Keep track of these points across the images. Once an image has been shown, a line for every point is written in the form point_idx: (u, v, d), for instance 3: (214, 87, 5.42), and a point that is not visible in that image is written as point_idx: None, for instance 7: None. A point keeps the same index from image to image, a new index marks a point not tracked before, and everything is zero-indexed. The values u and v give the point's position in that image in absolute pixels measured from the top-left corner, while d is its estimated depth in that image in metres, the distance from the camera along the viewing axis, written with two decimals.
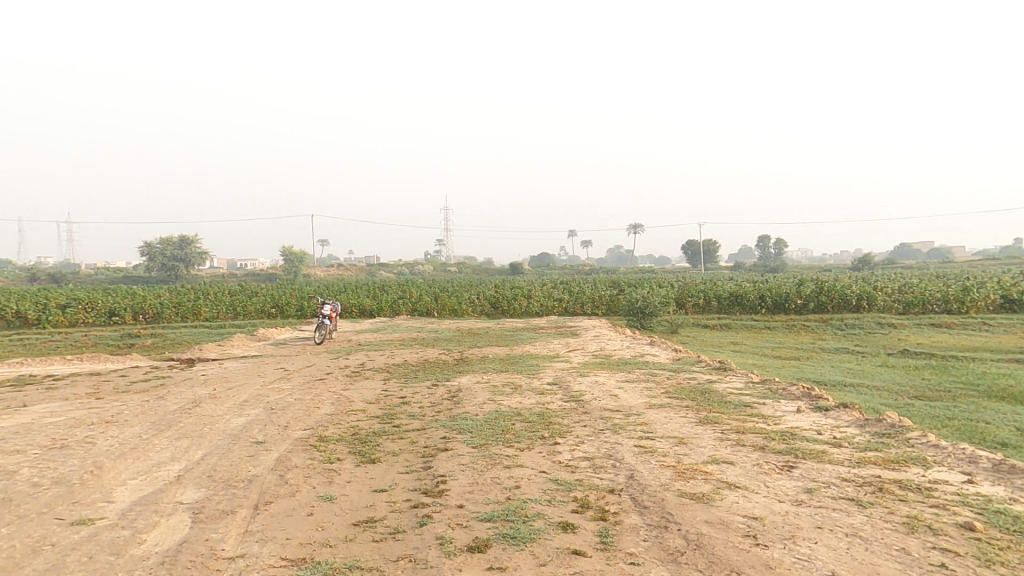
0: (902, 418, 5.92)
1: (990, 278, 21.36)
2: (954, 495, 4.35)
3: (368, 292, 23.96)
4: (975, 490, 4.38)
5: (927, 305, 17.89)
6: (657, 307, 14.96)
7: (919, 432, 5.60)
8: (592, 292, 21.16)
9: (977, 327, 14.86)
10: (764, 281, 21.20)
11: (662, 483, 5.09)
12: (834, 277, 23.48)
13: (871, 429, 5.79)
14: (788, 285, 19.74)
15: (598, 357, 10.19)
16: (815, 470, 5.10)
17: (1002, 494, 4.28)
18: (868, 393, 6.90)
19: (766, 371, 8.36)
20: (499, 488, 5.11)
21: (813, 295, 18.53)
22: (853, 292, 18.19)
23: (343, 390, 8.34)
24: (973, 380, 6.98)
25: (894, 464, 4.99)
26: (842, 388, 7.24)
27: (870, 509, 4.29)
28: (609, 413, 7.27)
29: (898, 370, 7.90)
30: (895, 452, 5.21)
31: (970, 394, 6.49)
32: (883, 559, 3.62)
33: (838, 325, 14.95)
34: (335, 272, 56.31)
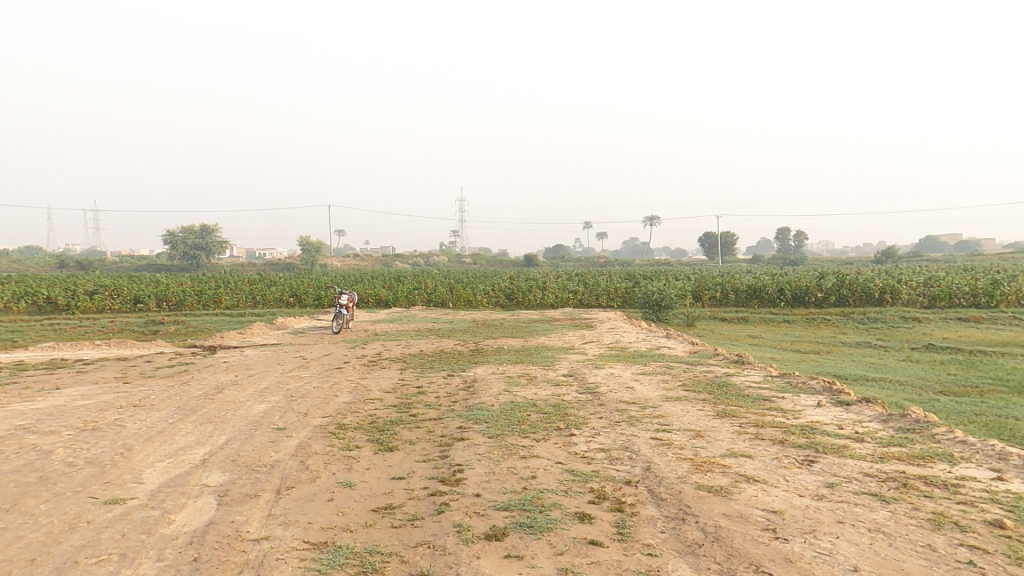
0: (927, 414, 5.82)
1: (1020, 271, 20.90)
2: (982, 492, 4.26)
3: (384, 282, 24.08)
4: (1005, 487, 4.28)
5: (953, 299, 17.52)
6: (673, 300, 14.86)
7: (945, 427, 5.49)
8: (608, 285, 21.03)
9: (1007, 321, 14.49)
10: (783, 274, 20.92)
11: (680, 475, 5.07)
12: (859, 270, 23.07)
13: (895, 424, 5.70)
14: (809, 278, 19.43)
15: (614, 349, 10.14)
16: (836, 465, 5.03)
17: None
18: (891, 388, 6.80)
19: (785, 365, 8.26)
20: (515, 478, 5.13)
21: (834, 288, 18.22)
22: (876, 286, 17.88)
23: (360, 378, 8.42)
24: (1002, 376, 6.81)
25: (918, 460, 4.90)
26: (864, 382, 7.14)
27: (893, 505, 4.23)
28: (625, 405, 7.25)
29: (923, 364, 7.76)
30: (920, 448, 5.12)
31: (999, 390, 6.35)
32: (907, 554, 3.57)
33: (860, 319, 14.75)
34: (350, 262, 56.58)
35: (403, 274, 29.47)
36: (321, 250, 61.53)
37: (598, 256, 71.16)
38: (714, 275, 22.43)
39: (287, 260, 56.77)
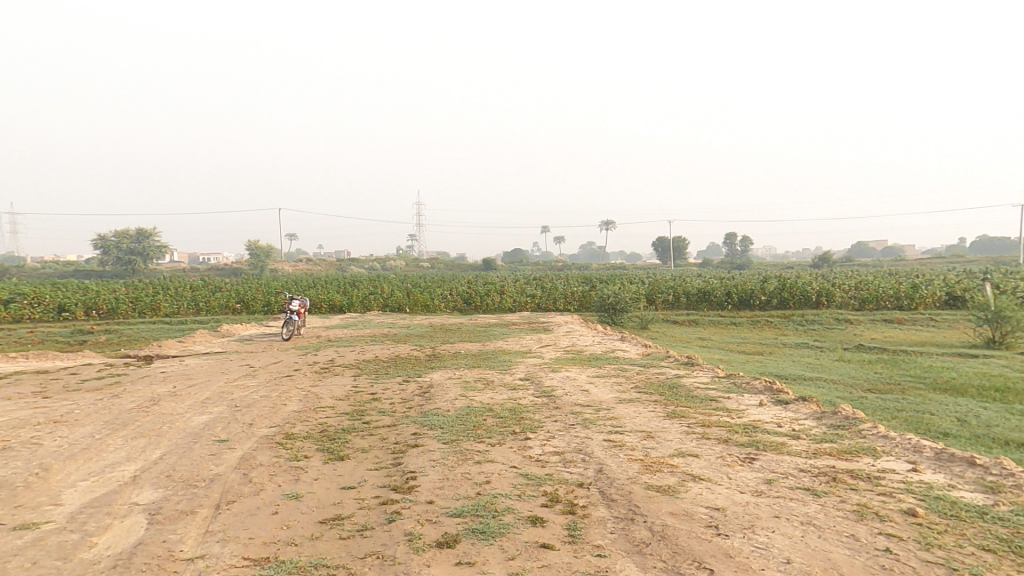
0: (856, 411, 6.16)
1: (940, 275, 22.45)
2: (899, 483, 4.52)
3: (338, 287, 23.59)
4: (919, 477, 4.53)
5: (880, 301, 18.65)
6: (628, 303, 15.19)
7: (871, 423, 5.82)
8: (564, 289, 21.30)
9: (926, 322, 15.55)
10: (730, 278, 21.73)
11: (630, 476, 5.18)
12: (796, 274, 24.27)
13: (828, 421, 6.01)
14: (753, 281, 20.26)
15: (570, 353, 10.29)
16: (774, 461, 5.27)
17: (939, 479, 4.43)
18: (826, 386, 7.17)
19: (731, 366, 8.58)
20: (469, 483, 5.13)
21: (776, 292, 19.06)
22: (813, 289, 18.81)
23: (311, 386, 8.21)
24: (921, 373, 7.31)
25: (847, 455, 5.18)
26: (802, 381, 7.49)
27: (824, 498, 4.46)
28: (579, 408, 7.36)
29: (854, 364, 8.23)
30: (848, 443, 5.43)
31: (918, 386, 6.81)
32: (833, 545, 3.77)
33: (800, 321, 15.49)
34: (304, 267, 55.01)
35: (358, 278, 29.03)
36: (271, 255, 59.73)
37: (554, 260, 72.21)
38: (666, 278, 23.07)
39: (236, 265, 54.73)
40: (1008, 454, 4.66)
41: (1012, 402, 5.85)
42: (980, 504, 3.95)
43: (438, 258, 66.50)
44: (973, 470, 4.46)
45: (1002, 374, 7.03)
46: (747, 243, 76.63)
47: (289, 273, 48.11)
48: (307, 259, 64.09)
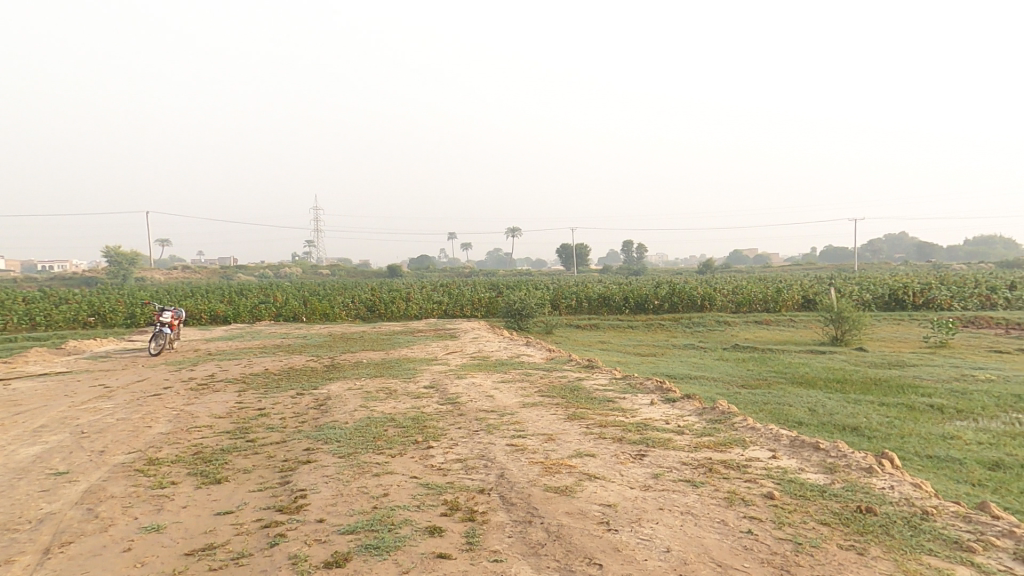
0: (731, 406, 6.71)
1: (800, 280, 25.35)
2: (762, 470, 4.87)
3: (222, 296, 21.80)
4: (777, 463, 4.93)
5: (751, 305, 20.65)
6: (533, 308, 15.52)
7: (741, 416, 6.38)
8: (472, 295, 21.34)
9: (787, 322, 17.47)
10: (628, 283, 23.03)
11: (530, 479, 5.15)
12: (683, 280, 26.26)
13: (707, 416, 6.49)
14: (647, 286, 21.63)
15: (476, 359, 10.24)
16: (661, 456, 5.56)
17: (792, 465, 4.83)
18: (707, 384, 7.76)
19: (627, 368, 9.01)
20: (365, 498, 4.85)
21: (666, 296, 20.49)
22: (698, 293, 20.43)
23: (185, 405, 7.42)
24: (783, 369, 8.18)
25: (721, 447, 5.59)
26: (687, 380, 8.06)
27: (701, 488, 4.65)
28: (484, 413, 7.33)
29: (731, 362, 9.02)
30: (723, 436, 5.88)
31: (781, 380, 7.60)
32: (707, 531, 3.79)
33: (687, 323, 16.76)
34: (177, 276, 49.78)
35: (241, 287, 26.83)
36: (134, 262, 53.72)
37: (463, 267, 72.19)
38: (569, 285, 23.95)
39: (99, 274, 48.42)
40: (842, 437, 5.27)
41: (850, 392, 6.69)
42: (821, 483, 4.29)
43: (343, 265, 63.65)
44: (818, 453, 4.92)
45: (842, 367, 8.03)
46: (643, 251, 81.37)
47: (159, 283, 43.20)
48: (189, 266, 58.40)
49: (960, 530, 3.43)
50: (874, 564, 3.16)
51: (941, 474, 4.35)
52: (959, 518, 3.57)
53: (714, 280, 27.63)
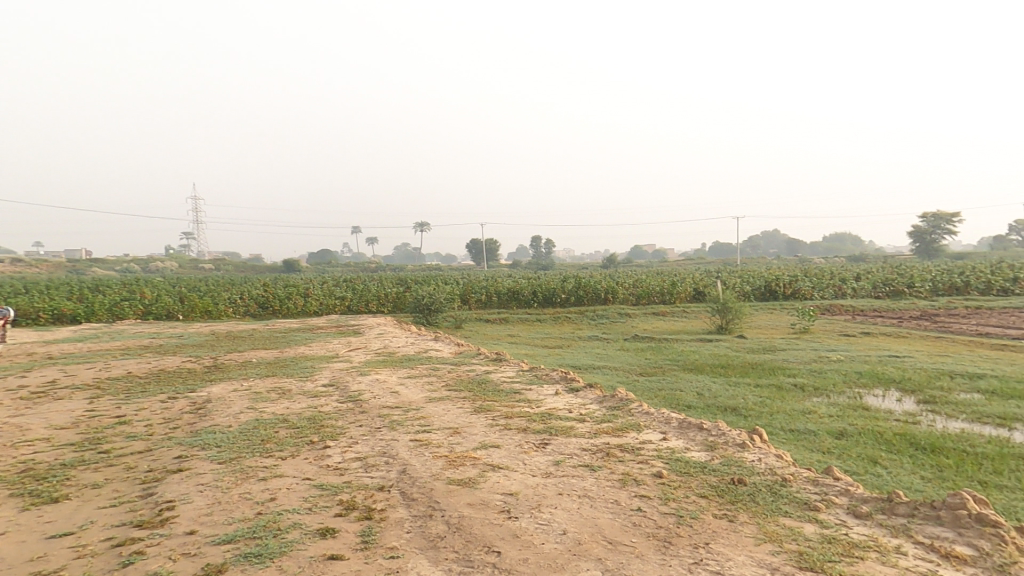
0: (629, 393, 7.00)
1: (692, 274, 27.44)
2: (653, 451, 5.08)
3: (74, 292, 19.14)
4: (666, 445, 5.17)
5: (649, 297, 21.92)
6: (441, 303, 15.31)
7: (638, 402, 6.67)
8: (377, 290, 20.63)
9: (681, 313, 18.80)
10: (537, 278, 23.54)
11: (433, 473, 4.95)
12: (589, 274, 27.37)
13: (607, 403, 6.70)
14: (555, 280, 22.24)
15: (381, 356, 9.80)
16: (563, 444, 5.62)
17: (677, 445, 5.10)
18: (609, 373, 8.05)
19: (534, 360, 9.11)
20: (247, 505, 4.37)
21: (573, 290, 21.20)
22: (602, 287, 21.34)
23: (16, 419, 6.32)
24: (677, 356, 8.72)
25: (618, 431, 5.78)
26: (591, 369, 8.29)
27: (598, 472, 4.73)
28: (387, 410, 7.00)
29: (630, 351, 9.45)
30: (620, 421, 6.08)
31: (674, 367, 8.09)
32: (600, 511, 3.83)
33: (592, 315, 17.45)
34: (19, 271, 42.73)
35: (97, 283, 23.47)
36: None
37: (370, 262, 69.56)
38: (480, 279, 24.01)
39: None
40: (721, 417, 5.67)
41: (730, 375, 7.26)
42: (702, 460, 4.55)
43: (234, 261, 58.48)
44: (700, 433, 5.25)
45: (725, 353, 8.73)
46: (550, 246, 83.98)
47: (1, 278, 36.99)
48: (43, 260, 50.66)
49: (811, 492, 3.79)
50: (742, 529, 3.37)
51: (800, 446, 4.82)
52: (809, 482, 3.95)
53: (616, 274, 29.09)
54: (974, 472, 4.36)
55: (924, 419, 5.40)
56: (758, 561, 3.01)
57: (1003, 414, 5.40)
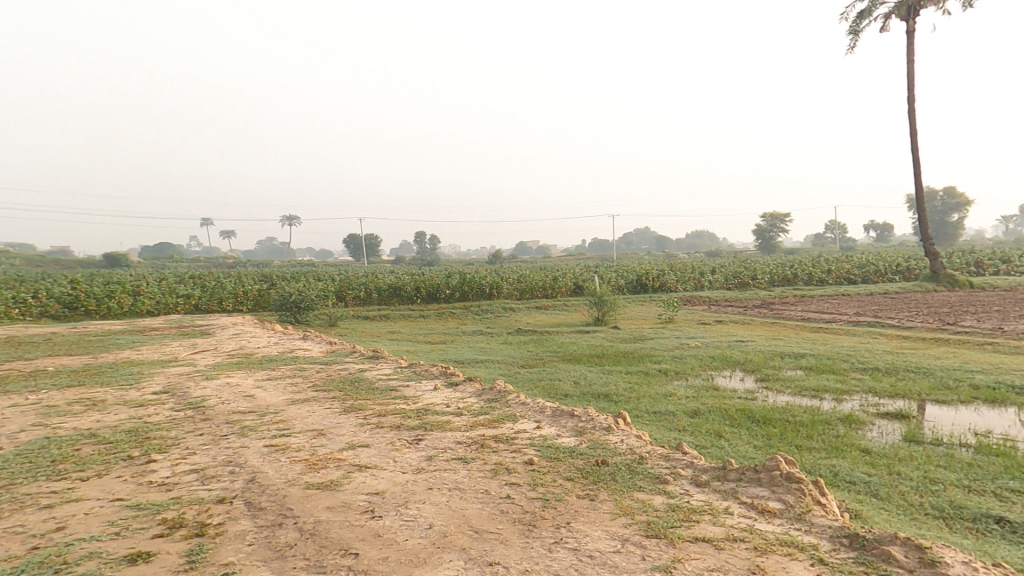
0: (507, 385, 7.26)
1: (574, 269, 28.92)
2: (526, 440, 5.33)
3: None
4: (540, 432, 5.45)
5: (533, 292, 22.30)
6: (313, 300, 14.71)
7: (515, 393, 6.94)
8: (235, 287, 19.24)
9: (562, 306, 19.82)
10: (420, 274, 23.39)
11: (289, 479, 4.69)
12: (477, 270, 27.70)
13: (486, 396, 6.89)
14: (440, 276, 22.22)
15: (235, 358, 9.15)
16: (438, 438, 5.67)
17: (550, 432, 5.40)
18: (491, 366, 8.28)
19: (414, 356, 9.07)
20: (20, 540, 3.74)
21: (457, 286, 21.37)
22: (487, 282, 21.69)
23: None
24: (557, 348, 9.20)
25: (494, 423, 5.97)
26: (474, 364, 8.46)
27: (471, 464, 4.87)
28: (238, 416, 6.50)
29: (513, 345, 9.79)
30: (497, 412, 6.29)
31: (553, 358, 8.55)
32: (469, 502, 3.96)
33: (477, 310, 17.79)
34: None
35: None
36: None
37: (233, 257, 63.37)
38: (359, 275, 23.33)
39: None
40: (594, 404, 6.12)
41: (604, 364, 7.85)
42: (571, 445, 4.88)
43: (8, 253, 48.41)
44: (571, 420, 5.62)
45: (600, 343, 9.37)
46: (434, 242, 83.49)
47: None
48: None
49: (661, 467, 4.24)
50: (601, 505, 3.69)
51: (660, 425, 5.36)
52: (661, 457, 4.42)
53: (501, 270, 29.79)
54: (793, 439, 5.20)
55: (759, 395, 6.29)
56: (611, 533, 3.32)
57: (817, 386, 6.50)
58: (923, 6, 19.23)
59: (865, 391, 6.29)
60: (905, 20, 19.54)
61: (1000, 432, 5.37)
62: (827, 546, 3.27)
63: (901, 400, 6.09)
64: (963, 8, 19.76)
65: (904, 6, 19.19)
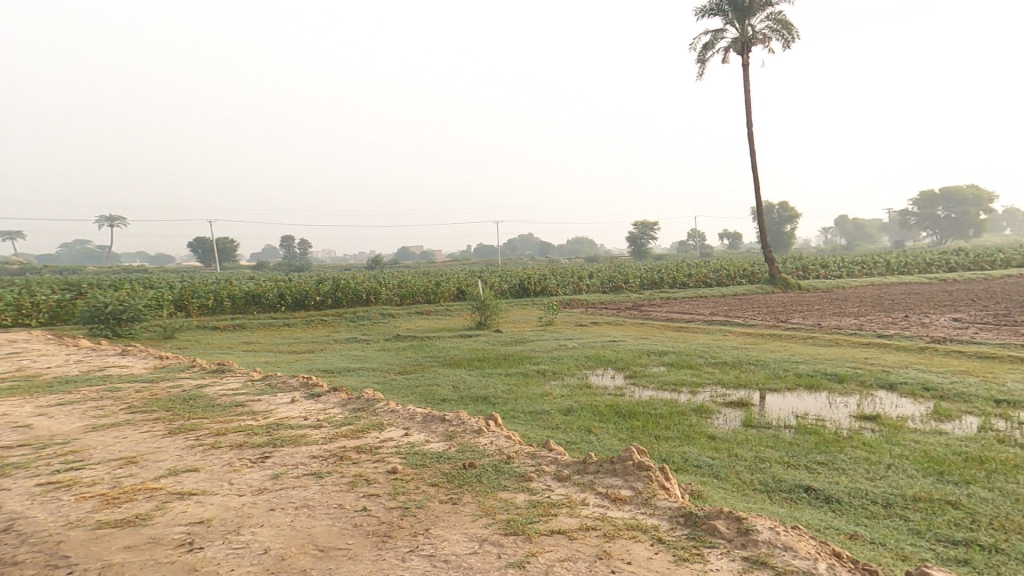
0: (376, 393, 7.07)
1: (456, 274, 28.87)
2: (392, 448, 5.14)
3: None
4: (408, 440, 5.32)
5: (414, 297, 21.97)
6: (138, 311, 13.58)
7: (384, 401, 6.75)
8: (23, 297, 16.68)
9: (446, 311, 19.79)
10: (284, 280, 22.04)
11: (70, 521, 3.88)
12: (354, 275, 26.68)
13: (352, 406, 6.63)
14: (310, 282, 21.06)
15: (8, 381, 7.90)
16: (289, 454, 5.23)
17: (419, 439, 5.30)
18: (365, 374, 8.09)
19: (270, 368, 8.56)
20: None
21: (330, 292, 20.35)
22: (364, 288, 20.94)
23: None
24: (435, 354, 9.17)
25: (359, 433, 5.71)
26: (345, 372, 8.18)
27: (325, 478, 4.58)
28: (9, 451, 5.37)
29: (391, 352, 9.66)
30: (363, 423, 6.02)
31: (433, 363, 8.53)
32: (318, 520, 3.73)
33: (352, 317, 17.23)
34: None
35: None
36: None
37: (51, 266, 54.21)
38: (209, 282, 21.47)
39: None
40: (470, 407, 6.15)
41: (485, 367, 7.96)
42: (439, 450, 4.85)
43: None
44: (443, 424, 5.59)
45: (482, 347, 9.54)
46: (305, 246, 79.59)
47: None
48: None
49: (528, 465, 4.36)
50: (463, 508, 3.69)
51: (534, 425, 5.53)
52: (528, 455, 4.55)
53: (379, 275, 28.82)
54: (653, 430, 5.65)
55: (627, 391, 6.75)
56: (470, 535, 3.33)
57: (677, 380, 7.14)
58: (754, 44, 22.13)
59: (715, 383, 7.04)
60: (741, 55, 22.33)
61: (815, 414, 6.36)
62: (666, 526, 3.57)
63: (743, 390, 6.91)
64: (785, 49, 23.15)
65: (740, 42, 21.91)
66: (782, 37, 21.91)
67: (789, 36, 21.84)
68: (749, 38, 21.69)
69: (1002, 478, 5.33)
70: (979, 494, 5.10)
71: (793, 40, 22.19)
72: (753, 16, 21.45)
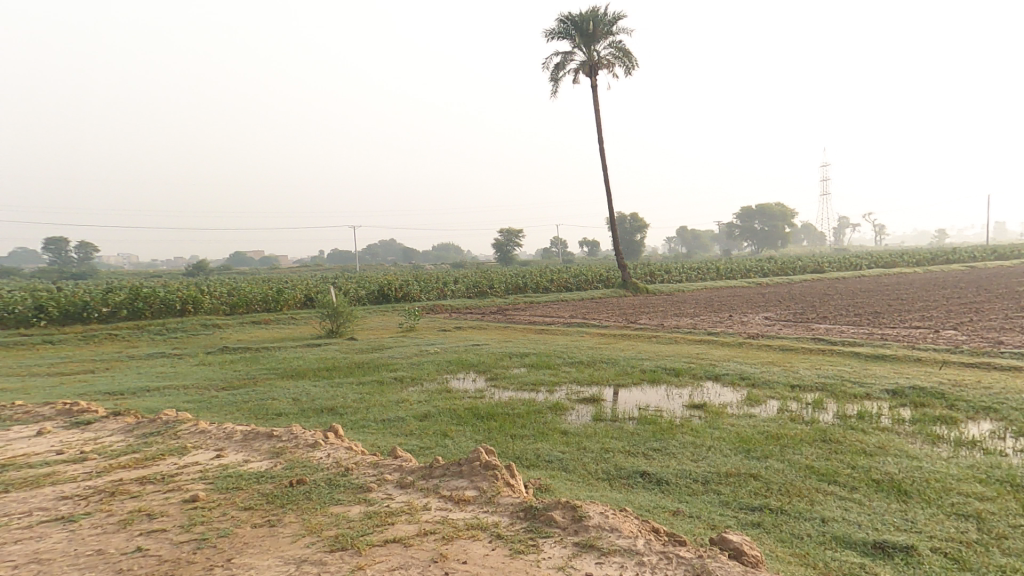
0: (181, 413, 6.43)
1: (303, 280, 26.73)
2: (194, 474, 4.63)
3: None
4: (220, 462, 4.87)
5: (249, 305, 20.45)
6: None
7: (190, 422, 6.10)
8: None
9: (287, 320, 18.42)
10: (60, 291, 18.61)
11: None
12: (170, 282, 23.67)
13: (140, 431, 5.87)
14: (98, 292, 18.24)
15: None
16: (19, 501, 4.21)
17: (236, 460, 4.90)
18: (175, 393, 7.53)
19: (22, 399, 7.45)
20: None
21: (124, 302, 17.84)
22: (178, 298, 18.75)
23: None
24: (274, 364, 8.98)
25: (145, 462, 4.96)
26: (144, 393, 7.63)
27: (82, 521, 3.81)
28: None
29: (213, 366, 9.35)
30: (155, 449, 5.28)
31: (268, 376, 8.22)
32: (66, 570, 3.17)
33: (160, 330, 15.62)
34: None
35: None
36: None
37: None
38: None
39: None
40: (313, 420, 5.99)
41: (335, 377, 7.82)
42: (260, 470, 4.58)
43: None
44: (270, 441, 5.27)
45: (332, 356, 9.38)
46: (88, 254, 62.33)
47: None
48: None
49: (368, 476, 4.35)
50: (284, 530, 3.56)
51: (387, 433, 5.54)
52: (369, 465, 4.55)
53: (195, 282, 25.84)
54: (509, 429, 5.93)
55: (487, 393, 7.01)
56: (287, 557, 3.21)
57: (536, 380, 7.58)
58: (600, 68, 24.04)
59: (571, 381, 7.59)
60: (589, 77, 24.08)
61: (655, 406, 7.19)
62: (506, 521, 3.80)
63: (595, 386, 7.53)
64: (625, 75, 25.57)
65: (588, 64, 23.61)
66: (623, 64, 24.16)
67: (629, 64, 24.16)
68: (595, 62, 23.48)
69: (791, 451, 6.55)
70: (775, 465, 6.19)
71: (632, 67, 24.60)
72: (597, 42, 23.31)
